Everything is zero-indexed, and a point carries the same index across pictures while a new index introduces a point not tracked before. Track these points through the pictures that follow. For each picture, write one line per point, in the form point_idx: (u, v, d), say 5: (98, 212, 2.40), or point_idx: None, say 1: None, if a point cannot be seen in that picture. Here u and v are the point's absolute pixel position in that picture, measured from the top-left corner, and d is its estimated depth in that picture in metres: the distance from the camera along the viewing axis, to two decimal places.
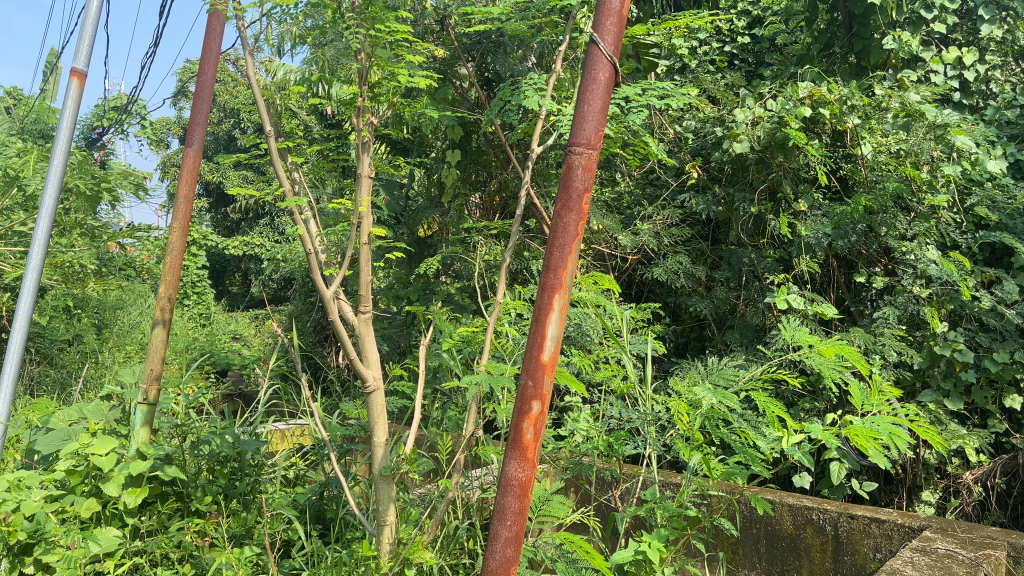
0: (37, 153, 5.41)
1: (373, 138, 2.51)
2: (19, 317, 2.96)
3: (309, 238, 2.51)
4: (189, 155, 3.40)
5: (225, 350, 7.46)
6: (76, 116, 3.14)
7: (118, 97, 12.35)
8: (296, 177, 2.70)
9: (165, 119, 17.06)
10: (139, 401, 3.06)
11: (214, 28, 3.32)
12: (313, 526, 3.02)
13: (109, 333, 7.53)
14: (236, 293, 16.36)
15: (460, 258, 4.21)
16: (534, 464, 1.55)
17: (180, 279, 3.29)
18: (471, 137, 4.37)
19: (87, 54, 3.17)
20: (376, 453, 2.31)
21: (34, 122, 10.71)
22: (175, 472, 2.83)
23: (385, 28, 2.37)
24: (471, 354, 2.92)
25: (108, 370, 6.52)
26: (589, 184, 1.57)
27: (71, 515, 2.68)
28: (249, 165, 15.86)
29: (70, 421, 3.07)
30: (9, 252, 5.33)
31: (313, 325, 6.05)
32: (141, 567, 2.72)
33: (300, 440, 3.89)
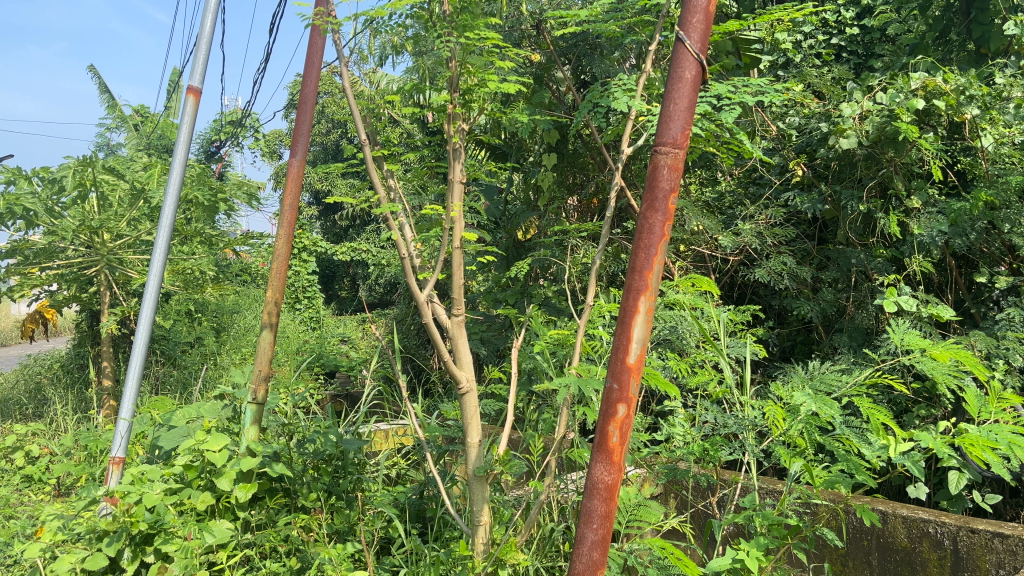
0: (160, 166, 5.75)
1: (466, 145, 2.53)
2: (143, 319, 3.23)
3: (404, 243, 2.56)
4: (294, 164, 3.54)
5: (334, 352, 7.75)
6: (193, 130, 3.38)
7: (233, 112, 12.97)
8: (392, 182, 2.77)
9: (277, 131, 17.81)
10: (249, 400, 3.19)
11: (316, 42, 3.45)
12: (414, 525, 3.06)
13: (227, 336, 7.94)
14: (344, 297, 16.94)
15: (556, 260, 4.22)
16: (621, 467, 1.53)
17: (286, 284, 3.42)
18: (568, 139, 4.36)
19: (202, 72, 3.44)
20: (471, 453, 2.35)
21: (159, 137, 11.41)
22: (282, 469, 2.94)
23: (476, 36, 2.40)
24: (564, 357, 2.92)
25: (225, 371, 6.89)
26: (675, 184, 1.53)
27: (189, 508, 2.85)
28: (356, 173, 16.41)
29: (188, 419, 3.33)
30: (137, 259, 5.67)
31: (415, 329, 6.23)
32: (252, 558, 2.85)
33: (403, 440, 4.00)
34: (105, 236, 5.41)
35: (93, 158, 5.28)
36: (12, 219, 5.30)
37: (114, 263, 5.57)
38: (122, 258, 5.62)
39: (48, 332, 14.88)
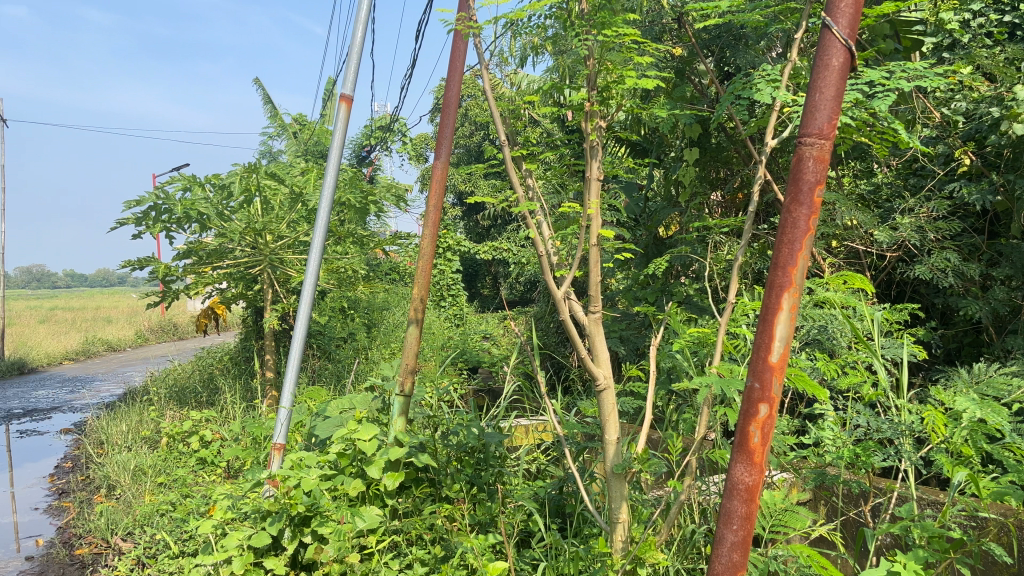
0: (316, 171, 6.10)
1: (604, 142, 2.52)
2: (301, 314, 3.46)
3: (542, 241, 2.59)
4: (437, 165, 3.66)
5: (476, 348, 7.94)
6: (346, 136, 3.57)
7: (382, 117, 13.54)
8: (532, 181, 2.81)
9: (423, 134, 18.42)
10: (396, 392, 3.32)
11: (459, 46, 3.55)
12: (552, 520, 3.09)
13: (376, 331, 8.32)
14: (486, 295, 17.29)
15: (697, 257, 4.14)
16: (762, 467, 1.48)
17: (431, 281, 3.53)
18: (711, 133, 4.26)
19: (353, 80, 3.62)
20: (608, 451, 2.32)
21: (314, 144, 12.10)
22: (428, 460, 3.04)
23: (614, 32, 2.39)
24: (706, 356, 2.86)
25: (375, 365, 7.23)
26: (821, 176, 1.46)
27: (342, 493, 3.01)
28: (498, 173, 16.70)
29: (341, 409, 3.53)
30: (296, 259, 6.06)
31: (555, 326, 6.29)
32: (399, 544, 2.97)
33: (543, 435, 4.05)
34: (267, 238, 5.80)
35: (257, 165, 5.67)
36: (188, 222, 5.79)
37: (275, 262, 5.98)
38: (282, 258, 6.02)
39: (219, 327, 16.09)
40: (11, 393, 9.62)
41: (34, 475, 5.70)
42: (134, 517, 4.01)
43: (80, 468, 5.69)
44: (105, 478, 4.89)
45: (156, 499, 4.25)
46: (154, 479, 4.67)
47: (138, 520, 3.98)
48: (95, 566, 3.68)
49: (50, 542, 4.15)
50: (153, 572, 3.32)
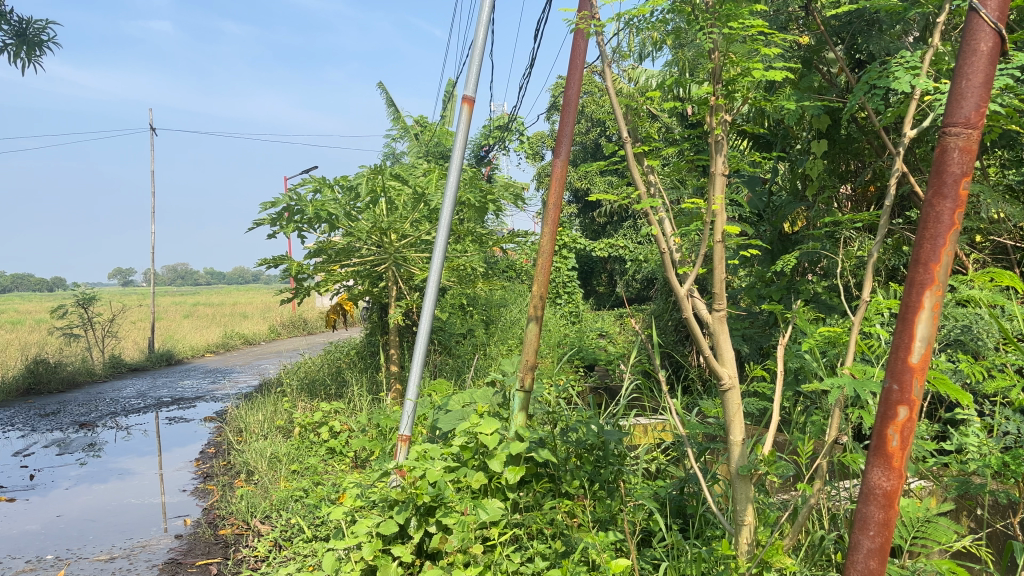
0: (437, 171, 6.25)
1: (729, 137, 2.46)
2: (426, 310, 3.57)
3: (664, 238, 2.55)
4: (557, 164, 3.67)
5: (593, 346, 7.93)
6: (468, 136, 3.66)
7: (499, 117, 13.69)
8: (653, 178, 2.78)
9: (540, 133, 18.52)
10: (517, 388, 3.34)
11: (579, 45, 3.55)
12: (674, 520, 3.05)
13: (494, 328, 8.45)
14: (602, 293, 17.21)
15: (826, 254, 3.98)
16: (902, 473, 1.42)
17: (551, 279, 3.51)
18: (840, 125, 4.07)
19: (474, 82, 3.71)
20: (733, 452, 2.25)
21: (434, 145, 12.40)
22: (548, 456, 3.07)
23: (740, 24, 2.33)
24: (837, 357, 2.75)
25: (494, 361, 7.35)
26: (968, 168, 1.39)
27: (465, 485, 3.08)
28: (614, 170, 16.57)
29: (463, 404, 3.61)
30: (418, 257, 6.23)
31: (674, 325, 6.21)
32: (521, 538, 3.01)
33: (662, 435, 4.00)
34: (392, 237, 6.00)
35: (382, 166, 5.86)
36: (318, 222, 6.07)
37: (399, 261, 6.17)
38: (405, 256, 6.21)
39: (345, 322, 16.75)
40: (160, 382, 10.37)
41: (182, 459, 6.13)
42: (271, 502, 4.25)
43: (222, 454, 6.07)
44: (245, 464, 5.20)
45: (291, 485, 4.49)
46: (288, 466, 4.92)
47: (275, 504, 4.21)
48: (236, 546, 3.93)
49: (196, 522, 4.45)
50: (289, 554, 3.50)
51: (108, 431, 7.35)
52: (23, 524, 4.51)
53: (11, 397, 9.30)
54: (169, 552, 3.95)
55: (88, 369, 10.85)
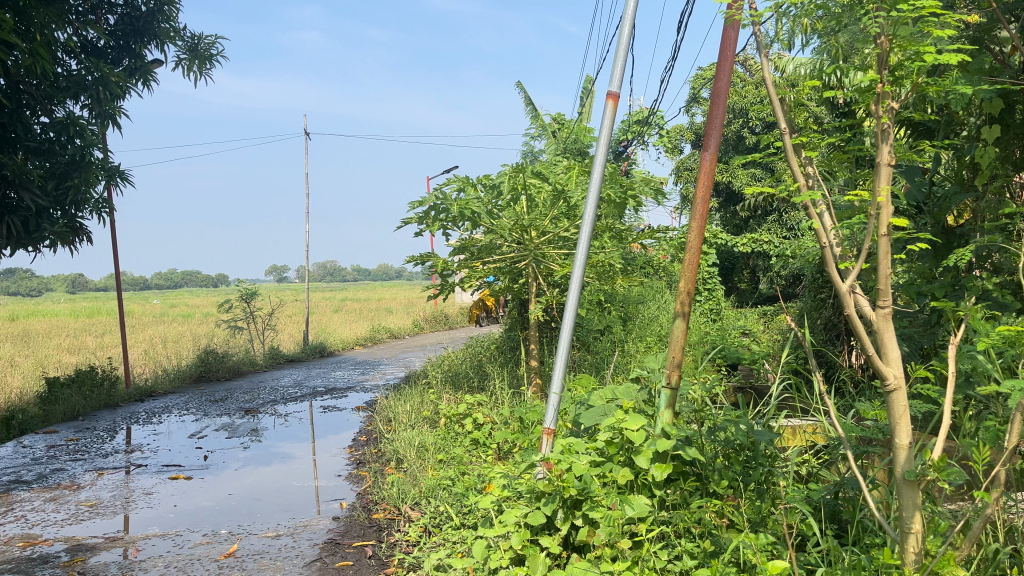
0: (578, 168, 6.27)
1: (895, 125, 2.34)
2: (570, 305, 3.62)
3: (824, 231, 2.46)
4: (705, 158, 3.42)
5: (736, 344, 7.71)
6: (612, 132, 3.68)
7: (637, 111, 13.53)
8: (811, 169, 2.69)
9: (679, 126, 18.15)
10: (663, 384, 3.26)
11: (729, 35, 3.45)
12: (828, 525, 2.95)
13: (632, 325, 8.39)
14: (744, 290, 16.67)
15: (998, 248, 3.70)
16: None
17: (699, 275, 3.35)
18: (1016, 108, 3.76)
19: (619, 78, 3.72)
20: (899, 456, 2.15)
21: (572, 141, 12.42)
22: (696, 454, 3.03)
23: (910, 6, 2.21)
24: (1015, 359, 2.56)
25: (633, 358, 7.30)
26: None
27: (611, 480, 3.10)
28: (758, 163, 15.99)
29: (606, 399, 3.62)
30: (557, 254, 6.28)
31: (825, 324, 6.00)
32: (668, 535, 2.98)
33: (813, 437, 3.86)
34: (532, 234, 6.08)
35: (524, 164, 5.95)
36: (461, 221, 6.24)
37: (539, 257, 6.22)
38: (545, 253, 6.27)
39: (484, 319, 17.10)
40: (315, 373, 10.99)
41: (336, 446, 6.49)
42: (420, 489, 4.43)
43: (373, 442, 6.38)
44: (394, 452, 5.43)
45: (438, 474, 4.66)
46: (435, 456, 5.10)
47: (423, 492, 4.38)
48: (389, 530, 4.12)
49: (352, 505, 4.70)
50: (438, 540, 3.64)
51: (269, 418, 7.87)
52: (200, 500, 4.92)
53: (186, 384, 10.14)
54: (328, 532, 4.19)
55: (251, 359, 11.66)
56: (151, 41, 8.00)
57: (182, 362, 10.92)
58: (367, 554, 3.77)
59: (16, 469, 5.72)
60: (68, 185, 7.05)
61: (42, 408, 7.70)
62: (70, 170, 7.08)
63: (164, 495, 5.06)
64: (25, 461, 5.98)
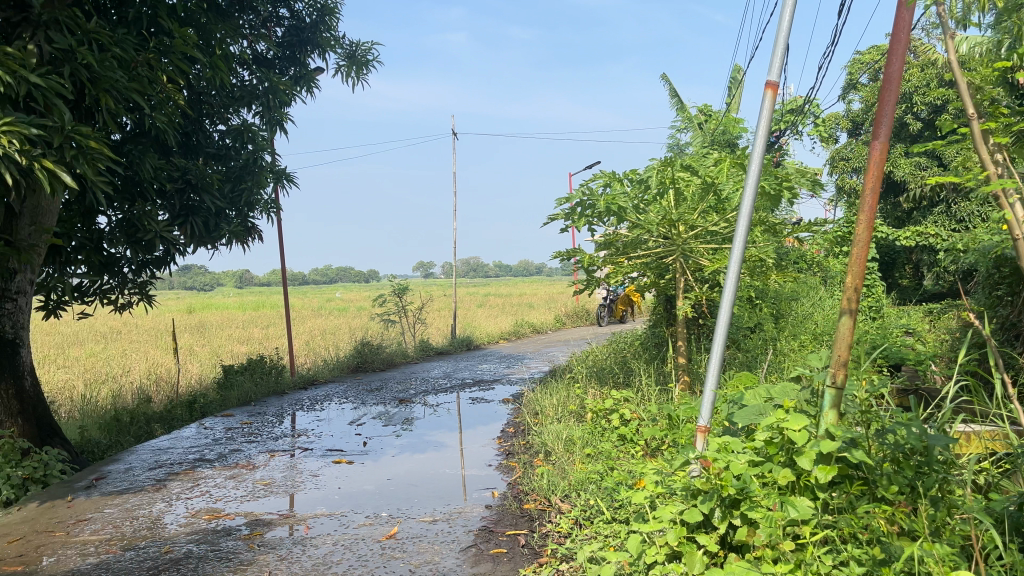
0: (729, 161, 6.10)
1: None
2: (725, 301, 3.56)
3: (1017, 224, 2.27)
4: (875, 148, 3.12)
5: (900, 344, 7.26)
6: (771, 123, 3.59)
7: (789, 100, 12.97)
8: (999, 157, 2.49)
9: (835, 113, 17.24)
10: (828, 384, 3.10)
11: (903, 16, 3.12)
12: (1013, 540, 2.74)
13: (785, 323, 8.08)
14: (907, 286, 15.64)
15: None
16: None
17: (867, 270, 3.11)
18: None
19: (778, 67, 3.62)
20: None
21: (721, 133, 12.09)
22: (863, 457, 2.89)
23: None
24: None
25: (787, 356, 7.03)
26: None
27: (771, 481, 3.02)
28: (923, 150, 14.94)
29: (763, 398, 3.51)
30: (707, 250, 6.13)
31: (1005, 323, 5.55)
32: (833, 541, 2.89)
33: (994, 444, 3.60)
34: (681, 228, 5.94)
35: (672, 158, 5.85)
36: (607, 216, 6.24)
37: (687, 252, 6.08)
38: (693, 248, 6.07)
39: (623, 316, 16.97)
40: (462, 366, 11.32)
41: (486, 437, 6.66)
42: (569, 482, 4.48)
43: (521, 434, 6.50)
44: (543, 446, 5.50)
45: (587, 468, 4.69)
46: (583, 450, 5.12)
47: (573, 485, 4.43)
48: (540, 520, 4.20)
49: (503, 495, 4.81)
50: (590, 533, 3.67)
51: (421, 408, 8.20)
52: (362, 483, 5.21)
53: (344, 374, 10.72)
54: (482, 520, 4.32)
55: (402, 352, 12.16)
56: (314, 50, 8.49)
57: (341, 353, 11.55)
58: (520, 543, 3.86)
59: (200, 448, 6.27)
60: (243, 188, 7.59)
61: (220, 394, 8.39)
62: (244, 173, 7.59)
63: (329, 477, 5.39)
64: (208, 441, 6.53)
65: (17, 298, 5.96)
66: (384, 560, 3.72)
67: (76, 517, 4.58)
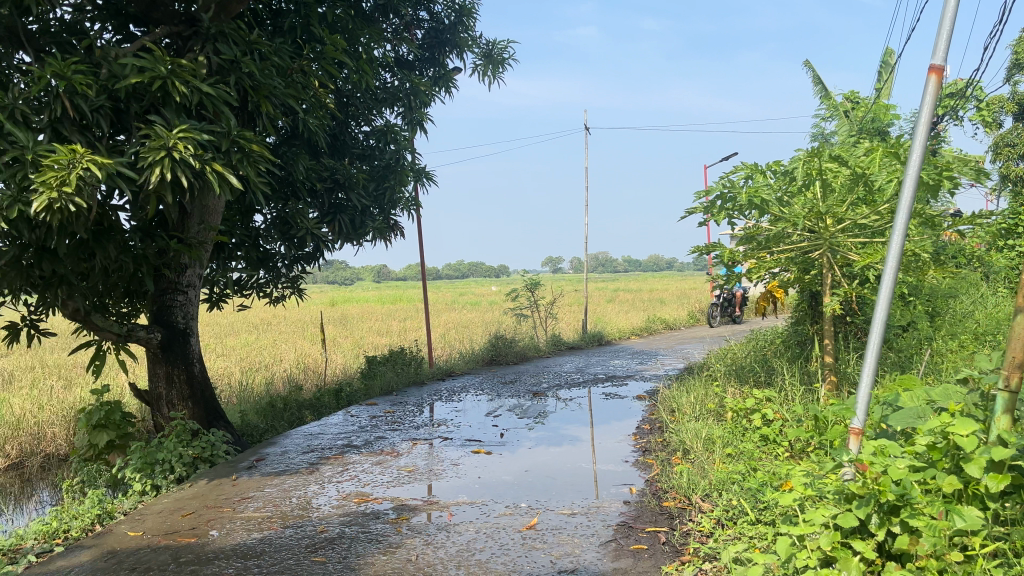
0: (883, 149, 5.75)
1: None
2: (881, 298, 3.37)
3: None
4: None
5: None
6: (934, 109, 3.38)
7: (948, 84, 12.10)
8: None
9: (999, 96, 15.95)
10: (999, 387, 2.89)
11: None
12: None
13: (942, 322, 7.58)
14: None
15: None
16: None
17: None
18: None
19: (943, 49, 3.40)
20: None
21: (870, 120, 11.45)
22: None
23: None
24: None
25: (945, 357, 6.60)
26: None
27: (934, 488, 2.86)
28: None
29: (924, 401, 3.32)
30: (857, 244, 5.82)
31: None
32: (1004, 554, 2.72)
33: None
34: (829, 221, 5.67)
35: (820, 148, 5.61)
36: (749, 209, 6.07)
37: (835, 247, 5.79)
38: (841, 242, 5.78)
39: (740, 316, 16.26)
40: (595, 361, 11.32)
41: (621, 433, 6.63)
42: (710, 481, 4.39)
43: (658, 431, 6.45)
44: (681, 444, 5.42)
45: (728, 468, 4.58)
46: (723, 449, 5.01)
47: (714, 484, 4.34)
48: (680, 518, 4.15)
49: (641, 492, 4.78)
50: (734, 533, 3.60)
51: (554, 401, 8.28)
52: (500, 474, 5.32)
53: (479, 366, 10.98)
54: (621, 515, 4.32)
55: (535, 346, 12.30)
56: (452, 50, 8.71)
57: (475, 346, 11.82)
58: (660, 540, 3.84)
59: (347, 434, 6.60)
60: (386, 187, 7.87)
61: (364, 383, 8.80)
62: (387, 172, 7.89)
63: (469, 466, 5.54)
64: (354, 428, 6.86)
65: (188, 291, 6.48)
66: (525, 550, 3.79)
67: (241, 495, 4.94)
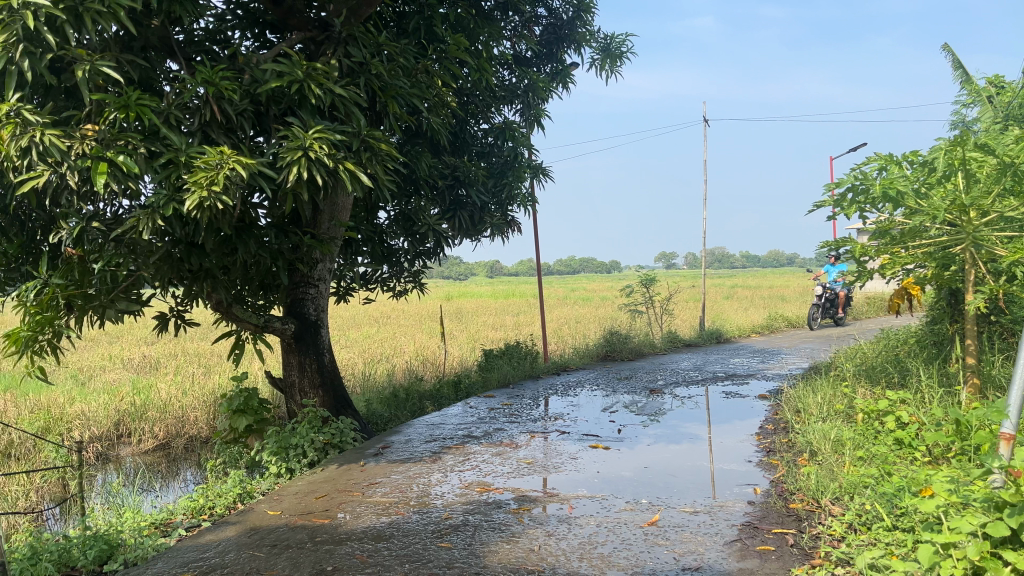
0: None
1: None
2: None
3: None
4: None
5: None
6: None
7: None
8: None
9: None
10: None
11: None
12: None
13: None
14: None
15: None
16: None
17: None
18: None
19: None
20: None
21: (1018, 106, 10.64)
22: None
23: None
24: None
25: None
26: None
27: None
28: None
29: None
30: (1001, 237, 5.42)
31: None
32: None
33: None
34: (972, 214, 5.34)
35: (964, 137, 5.29)
36: (882, 202, 5.79)
37: (979, 242, 5.35)
38: (984, 236, 5.35)
39: (841, 316, 15.33)
40: (713, 359, 11.07)
41: (743, 432, 6.47)
42: (841, 484, 4.23)
43: (782, 432, 6.29)
44: (808, 444, 5.26)
45: (859, 471, 4.41)
46: (854, 452, 4.81)
47: (845, 488, 4.18)
48: (809, 521, 4.03)
49: (767, 492, 4.67)
50: (868, 539, 3.48)
51: (671, 398, 8.17)
52: (620, 469, 5.31)
53: (593, 361, 10.97)
54: (745, 515, 4.23)
55: (650, 342, 12.17)
56: (570, 46, 8.73)
57: (589, 342, 11.80)
58: (788, 542, 3.74)
59: (467, 425, 6.75)
60: (505, 183, 8.00)
61: (481, 376, 8.98)
62: (506, 169, 8.03)
63: (588, 461, 5.56)
64: (474, 419, 7.02)
65: (319, 284, 6.80)
66: (648, 546, 3.79)
67: (370, 480, 5.15)
